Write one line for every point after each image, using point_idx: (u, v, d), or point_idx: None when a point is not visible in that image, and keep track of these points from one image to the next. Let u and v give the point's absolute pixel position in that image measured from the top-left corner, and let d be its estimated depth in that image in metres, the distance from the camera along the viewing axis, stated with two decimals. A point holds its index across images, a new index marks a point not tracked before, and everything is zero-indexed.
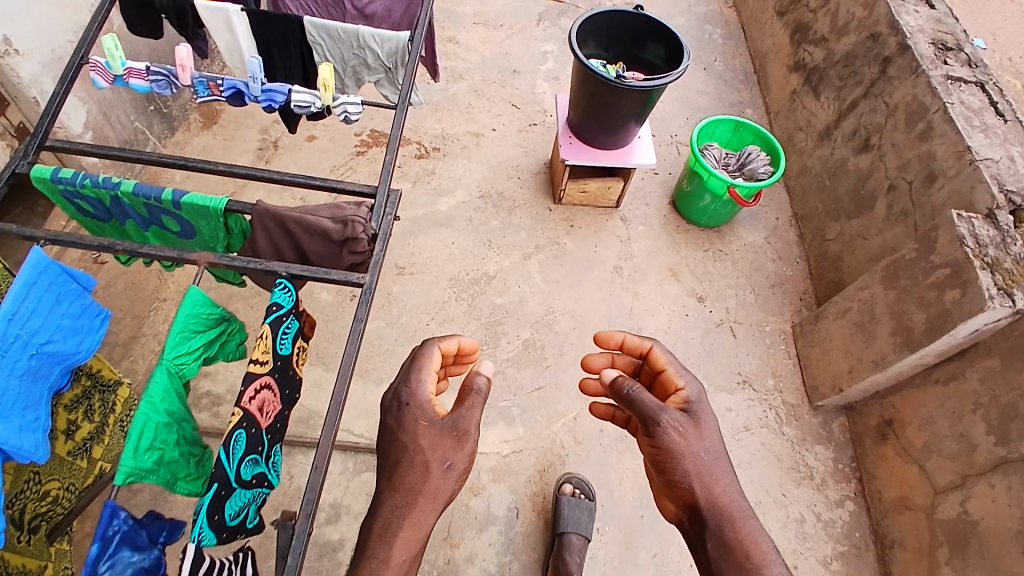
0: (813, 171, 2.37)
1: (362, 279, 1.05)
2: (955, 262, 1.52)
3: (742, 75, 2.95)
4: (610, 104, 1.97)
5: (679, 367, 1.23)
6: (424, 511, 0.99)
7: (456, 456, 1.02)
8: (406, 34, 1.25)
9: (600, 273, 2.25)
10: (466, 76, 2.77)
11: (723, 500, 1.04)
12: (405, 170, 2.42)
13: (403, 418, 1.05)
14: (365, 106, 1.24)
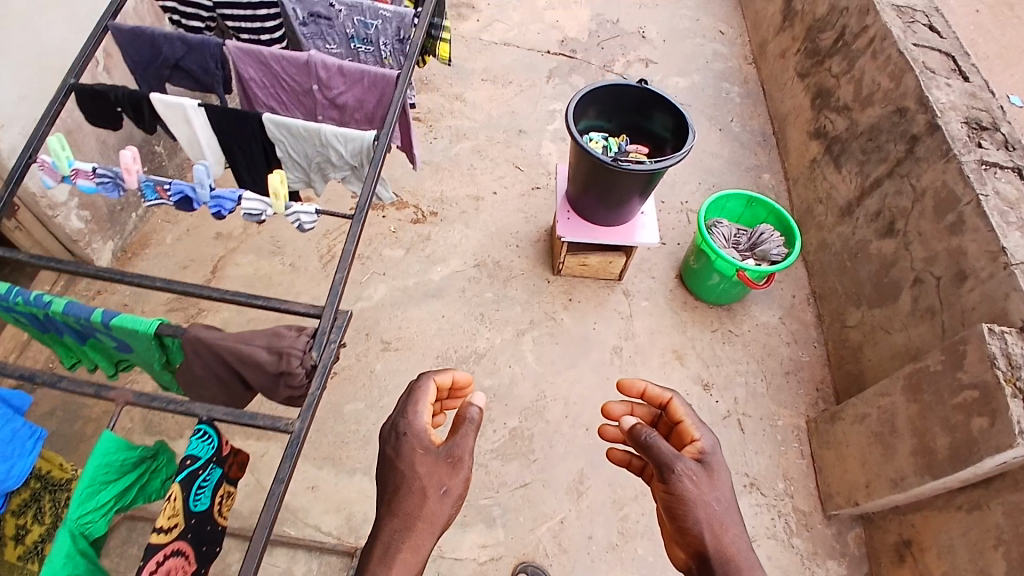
0: (832, 248, 2.20)
1: (292, 423, 0.94)
2: (984, 386, 1.37)
3: (759, 137, 2.82)
4: (607, 184, 1.86)
5: (697, 420, 1.21)
6: (425, 535, 1.01)
7: (451, 482, 1.04)
8: (370, 133, 1.16)
9: (599, 353, 2.10)
10: (470, 136, 2.69)
11: (734, 548, 1.04)
12: (400, 236, 2.33)
13: (401, 446, 1.06)
14: (323, 212, 1.14)
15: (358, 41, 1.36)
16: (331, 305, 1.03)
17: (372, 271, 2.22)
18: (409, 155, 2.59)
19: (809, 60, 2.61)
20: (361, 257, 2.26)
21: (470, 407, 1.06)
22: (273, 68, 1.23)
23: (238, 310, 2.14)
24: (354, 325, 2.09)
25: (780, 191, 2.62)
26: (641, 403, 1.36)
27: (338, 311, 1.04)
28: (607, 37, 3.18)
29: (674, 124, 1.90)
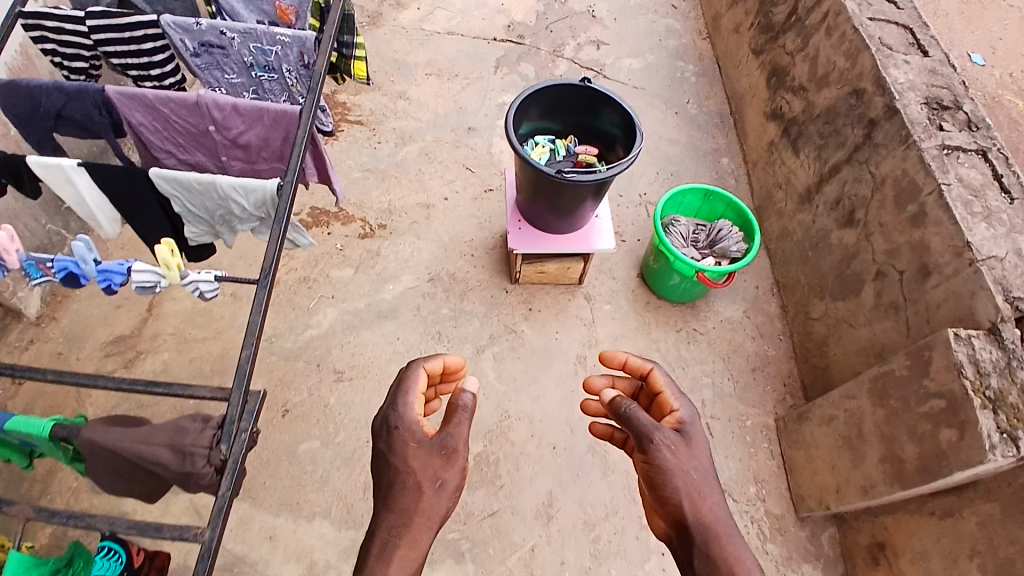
0: (793, 237, 2.15)
1: (203, 533, 0.94)
2: (952, 397, 1.37)
3: (717, 118, 2.73)
4: (556, 195, 1.76)
5: (675, 390, 1.28)
6: (423, 529, 1.06)
7: (447, 474, 1.09)
8: (272, 181, 1.04)
9: (562, 365, 2.04)
10: (417, 138, 2.55)
11: (711, 514, 1.10)
12: (348, 254, 2.22)
13: (393, 442, 1.10)
14: (226, 277, 1.05)
15: (259, 68, 1.24)
16: (239, 388, 1.00)
17: (320, 295, 2.12)
18: (353, 163, 2.45)
19: (762, 35, 2.49)
20: (308, 280, 2.15)
21: (463, 394, 1.12)
22: (161, 110, 1.10)
23: (179, 349, 2.02)
24: (303, 355, 2.01)
25: (740, 176, 2.55)
26: (620, 377, 1.43)
27: (244, 394, 0.99)
28: (554, 18, 3.03)
29: (622, 124, 1.79)
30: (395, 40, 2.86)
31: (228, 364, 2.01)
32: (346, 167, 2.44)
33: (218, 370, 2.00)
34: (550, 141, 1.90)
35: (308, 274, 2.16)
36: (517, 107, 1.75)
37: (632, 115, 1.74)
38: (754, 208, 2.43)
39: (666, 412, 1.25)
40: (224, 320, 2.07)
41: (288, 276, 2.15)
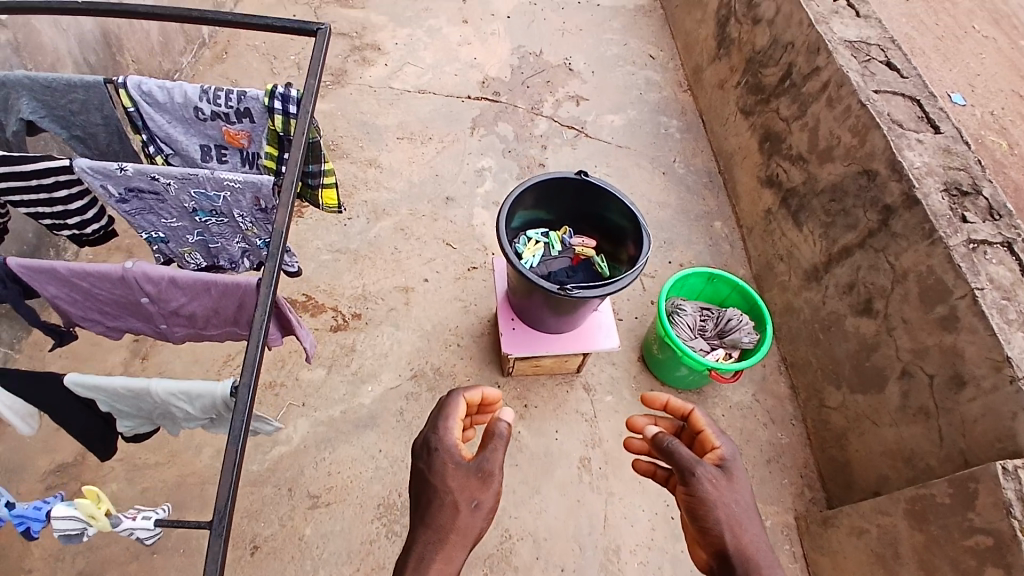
0: (799, 315, 2.04)
1: None
2: (999, 536, 1.31)
3: (705, 177, 2.62)
4: (558, 301, 1.57)
5: (718, 428, 1.19)
6: (457, 549, 1.01)
7: (483, 496, 1.05)
8: (222, 384, 0.85)
9: (566, 470, 1.87)
10: (391, 211, 2.35)
11: (752, 545, 1.02)
12: (320, 350, 2.01)
13: (433, 462, 1.07)
14: (171, 516, 0.91)
15: (203, 212, 1.02)
16: None
17: (289, 402, 1.90)
18: (321, 244, 2.23)
19: (752, 97, 2.38)
20: (275, 385, 1.93)
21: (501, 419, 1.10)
22: (79, 284, 0.91)
23: (129, 479, 1.76)
24: (272, 478, 1.78)
25: (735, 240, 2.43)
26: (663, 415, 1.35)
27: None
28: (530, 73, 2.88)
29: (622, 218, 1.64)
30: (362, 100, 2.65)
31: (187, 493, 1.75)
32: (313, 248, 2.21)
33: (176, 503, 1.74)
34: (543, 235, 1.74)
35: (274, 378, 1.94)
36: (507, 208, 1.57)
37: (636, 210, 1.57)
38: (752, 277, 2.32)
39: (705, 448, 1.16)
40: (180, 440, 1.82)
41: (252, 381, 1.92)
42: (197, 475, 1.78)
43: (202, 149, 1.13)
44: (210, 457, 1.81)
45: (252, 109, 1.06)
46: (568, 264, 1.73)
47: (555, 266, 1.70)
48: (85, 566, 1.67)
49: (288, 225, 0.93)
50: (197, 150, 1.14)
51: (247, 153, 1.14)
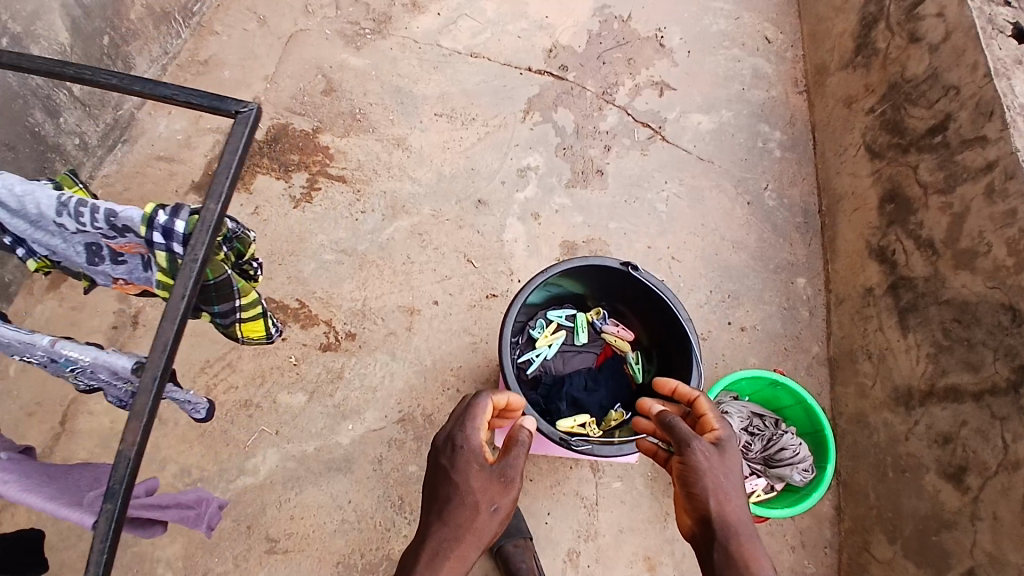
0: (876, 440, 1.69)
1: None
2: None
3: (798, 217, 2.13)
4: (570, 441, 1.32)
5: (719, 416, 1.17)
6: (472, 548, 1.01)
7: (503, 501, 1.05)
8: None
9: (549, 560, 1.67)
10: (411, 210, 2.02)
11: (734, 514, 0.99)
12: (303, 371, 1.80)
13: (457, 459, 1.09)
14: None
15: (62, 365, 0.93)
16: None
17: (261, 427, 1.73)
18: (325, 240, 1.95)
19: (886, 136, 1.89)
20: (250, 404, 1.75)
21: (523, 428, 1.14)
22: None
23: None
24: (230, 511, 1.64)
25: (817, 306, 2.01)
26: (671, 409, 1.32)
27: None
28: (609, 45, 2.34)
29: (669, 325, 1.37)
30: (403, 59, 2.23)
31: None
32: (316, 245, 1.94)
33: None
34: (568, 317, 1.50)
35: (249, 397, 1.76)
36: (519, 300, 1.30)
37: (688, 328, 1.31)
38: (826, 359, 1.94)
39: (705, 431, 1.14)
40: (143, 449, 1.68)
41: (224, 396, 1.75)
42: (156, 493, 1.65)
43: (86, 251, 1.03)
44: (172, 475, 1.66)
45: (130, 228, 0.96)
46: (593, 361, 1.49)
47: (575, 362, 1.46)
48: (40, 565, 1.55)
49: (134, 449, 0.74)
50: (83, 253, 1.04)
51: (146, 258, 1.05)
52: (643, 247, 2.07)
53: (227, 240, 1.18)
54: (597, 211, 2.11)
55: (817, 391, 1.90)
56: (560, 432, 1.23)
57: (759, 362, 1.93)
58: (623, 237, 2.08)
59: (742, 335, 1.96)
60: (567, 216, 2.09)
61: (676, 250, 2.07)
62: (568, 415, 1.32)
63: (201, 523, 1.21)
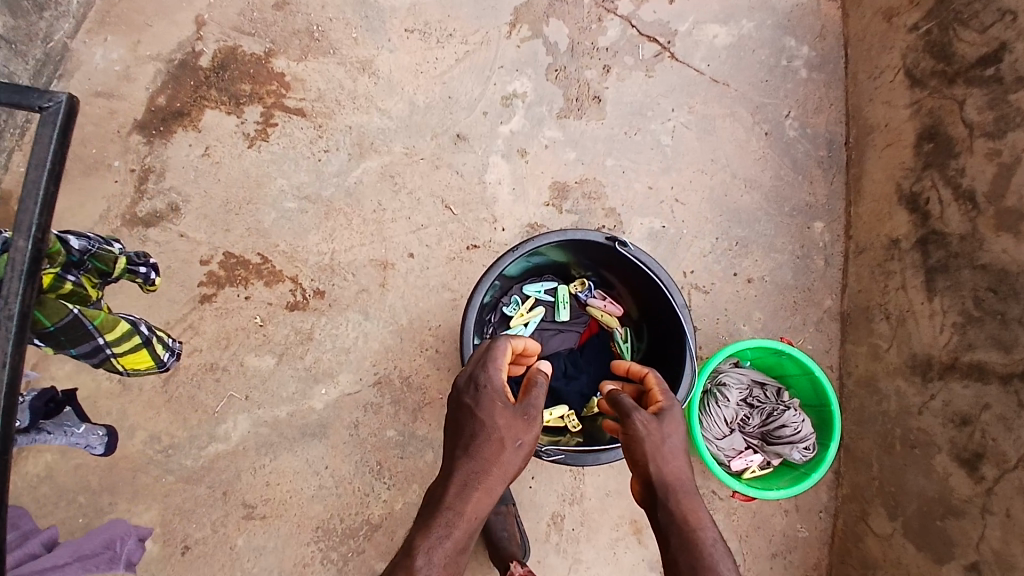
0: (886, 408, 1.63)
1: None
2: None
3: (821, 151, 1.88)
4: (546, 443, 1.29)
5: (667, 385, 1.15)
6: (497, 483, 0.89)
7: (528, 438, 0.94)
8: None
9: (533, 523, 1.65)
10: (381, 147, 1.80)
11: (674, 473, 0.98)
12: (271, 333, 1.69)
13: (477, 395, 0.96)
14: None
15: None
16: None
17: (230, 392, 1.65)
18: (285, 184, 1.76)
19: (931, 61, 1.64)
20: (216, 368, 1.66)
21: (542, 373, 1.03)
22: None
23: (63, 452, 1.53)
24: (206, 478, 1.60)
25: (833, 255, 1.83)
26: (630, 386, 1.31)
27: None
28: None
29: (658, 302, 1.33)
30: None
31: (121, 476, 1.57)
32: (276, 190, 1.75)
33: (108, 486, 1.55)
34: (547, 290, 1.45)
35: (215, 360, 1.67)
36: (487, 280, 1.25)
37: (678, 308, 1.25)
38: (837, 314, 1.79)
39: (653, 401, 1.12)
40: (111, 417, 1.60)
41: (189, 359, 1.66)
42: (129, 460, 1.58)
43: None
44: (143, 442, 1.60)
45: None
46: (576, 340, 1.47)
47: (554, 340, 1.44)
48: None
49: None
50: None
51: None
52: (643, 188, 1.84)
53: (66, 271, 1.18)
54: (592, 145, 1.86)
55: (825, 348, 1.78)
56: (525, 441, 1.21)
57: (764, 317, 1.78)
58: (621, 176, 1.85)
59: (747, 288, 1.80)
60: (558, 151, 1.85)
61: (681, 192, 1.85)
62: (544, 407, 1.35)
63: (119, 563, 1.35)
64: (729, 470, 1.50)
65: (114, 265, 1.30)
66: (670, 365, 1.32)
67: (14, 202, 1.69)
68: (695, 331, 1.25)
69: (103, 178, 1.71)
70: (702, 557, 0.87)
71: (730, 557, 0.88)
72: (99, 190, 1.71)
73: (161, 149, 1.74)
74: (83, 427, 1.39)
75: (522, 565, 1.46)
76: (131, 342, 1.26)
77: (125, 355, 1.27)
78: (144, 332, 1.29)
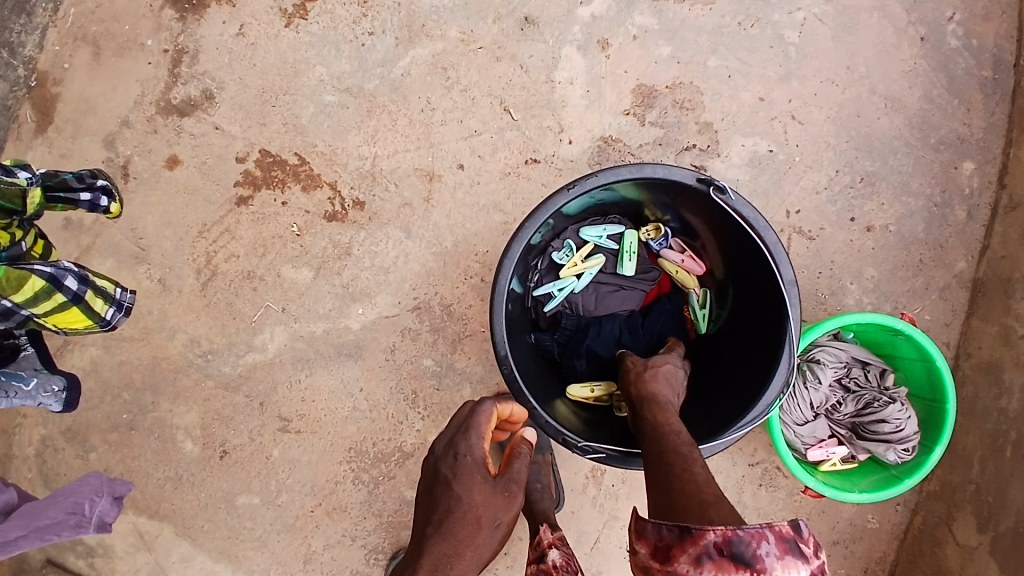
0: (1005, 406, 1.33)
1: None
2: None
3: (985, 69, 1.46)
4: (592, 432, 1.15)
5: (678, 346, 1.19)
6: (469, 567, 0.83)
7: (508, 518, 0.88)
8: None
9: (570, 474, 1.52)
10: (432, 31, 1.51)
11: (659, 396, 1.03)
12: (307, 244, 1.54)
13: (455, 467, 0.89)
14: None
15: None
16: None
17: (267, 302, 1.56)
18: (324, 73, 1.53)
19: None
20: (253, 277, 1.56)
21: (524, 443, 1.01)
22: None
23: (106, 347, 1.56)
24: (243, 387, 1.56)
25: (980, 206, 1.45)
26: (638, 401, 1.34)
27: None
28: None
29: (753, 265, 1.10)
30: None
31: (162, 377, 1.56)
32: (314, 80, 1.53)
33: (150, 386, 1.56)
34: (611, 235, 1.25)
35: (252, 268, 1.55)
36: (534, 222, 1.04)
37: (782, 284, 1.02)
38: (970, 281, 1.45)
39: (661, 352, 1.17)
40: (151, 318, 1.56)
41: (226, 265, 1.55)
42: (170, 361, 1.56)
43: None
44: (182, 345, 1.56)
45: None
46: (640, 299, 1.28)
47: (610, 299, 1.27)
48: (73, 421, 1.56)
49: None
50: None
51: None
52: (752, 99, 1.46)
53: None
54: (693, 39, 1.47)
55: (946, 321, 1.45)
56: (558, 430, 1.07)
57: (878, 276, 1.44)
58: (726, 81, 1.46)
59: (866, 238, 1.45)
60: (648, 45, 1.47)
61: (800, 107, 1.46)
62: (584, 383, 1.21)
63: (89, 526, 1.17)
64: (804, 459, 1.29)
65: (25, 202, 1.13)
66: (757, 345, 1.11)
67: (48, 85, 1.53)
68: (800, 316, 1.01)
69: (137, 60, 1.54)
70: (667, 448, 0.90)
71: (697, 447, 0.90)
72: (132, 73, 1.54)
73: (193, 27, 1.53)
74: (34, 382, 1.25)
75: (554, 531, 1.23)
76: (52, 302, 1.10)
77: (50, 315, 1.12)
78: (68, 290, 1.11)
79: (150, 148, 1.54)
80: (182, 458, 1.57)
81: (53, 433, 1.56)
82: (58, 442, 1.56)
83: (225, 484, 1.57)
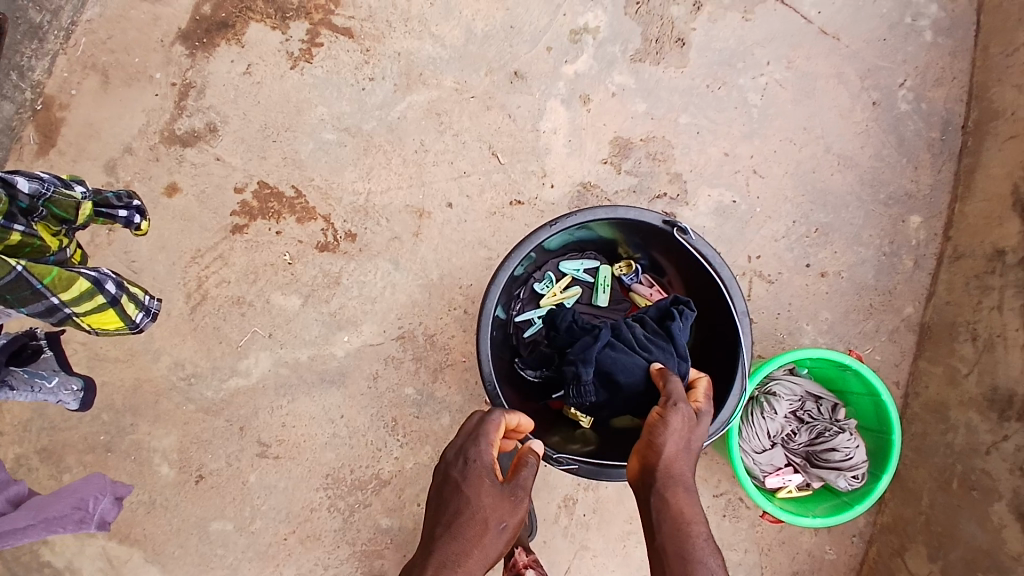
0: (951, 440, 1.43)
1: None
2: None
3: (933, 131, 1.62)
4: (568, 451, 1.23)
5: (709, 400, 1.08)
6: (476, 567, 0.84)
7: (515, 520, 0.89)
8: None
9: (543, 504, 1.55)
10: (429, 80, 1.63)
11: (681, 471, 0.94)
12: (299, 272, 1.60)
13: (464, 473, 0.93)
14: None
15: None
16: None
17: (254, 327, 1.60)
18: (325, 112, 1.63)
19: None
20: (243, 302, 1.60)
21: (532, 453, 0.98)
22: None
23: (89, 367, 1.57)
24: (225, 411, 1.58)
25: (926, 257, 1.59)
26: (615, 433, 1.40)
27: None
28: None
29: (713, 300, 1.20)
30: None
31: (143, 399, 1.57)
32: (315, 118, 1.63)
33: (130, 408, 1.57)
34: (588, 269, 1.35)
35: (243, 293, 1.60)
36: (516, 255, 1.13)
37: (735, 317, 1.11)
38: (916, 325, 1.57)
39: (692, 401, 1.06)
40: (137, 338, 1.58)
41: (217, 290, 1.60)
42: (153, 383, 1.58)
43: None
44: (167, 367, 1.58)
45: None
46: None
47: None
48: (48, 441, 1.55)
49: None
50: None
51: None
52: (718, 153, 1.60)
53: (12, 219, 1.07)
54: (667, 97, 1.61)
55: (896, 361, 1.56)
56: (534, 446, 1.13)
57: (833, 318, 1.56)
58: (696, 137, 1.60)
59: (821, 283, 1.57)
60: (625, 101, 1.61)
61: (762, 162, 1.60)
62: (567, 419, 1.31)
63: (90, 522, 1.20)
64: (763, 486, 1.37)
65: (77, 212, 1.18)
66: (717, 373, 1.19)
67: (53, 109, 1.60)
68: (751, 345, 1.11)
69: (144, 91, 1.62)
70: (691, 558, 0.84)
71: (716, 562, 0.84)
72: (139, 103, 1.62)
73: (202, 63, 1.63)
74: (55, 380, 1.29)
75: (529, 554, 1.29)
76: (93, 302, 1.12)
77: (88, 315, 1.14)
78: (109, 292, 1.14)
79: (151, 175, 1.61)
80: (157, 482, 1.56)
81: (26, 453, 1.54)
82: (30, 462, 1.54)
83: (198, 509, 1.56)
